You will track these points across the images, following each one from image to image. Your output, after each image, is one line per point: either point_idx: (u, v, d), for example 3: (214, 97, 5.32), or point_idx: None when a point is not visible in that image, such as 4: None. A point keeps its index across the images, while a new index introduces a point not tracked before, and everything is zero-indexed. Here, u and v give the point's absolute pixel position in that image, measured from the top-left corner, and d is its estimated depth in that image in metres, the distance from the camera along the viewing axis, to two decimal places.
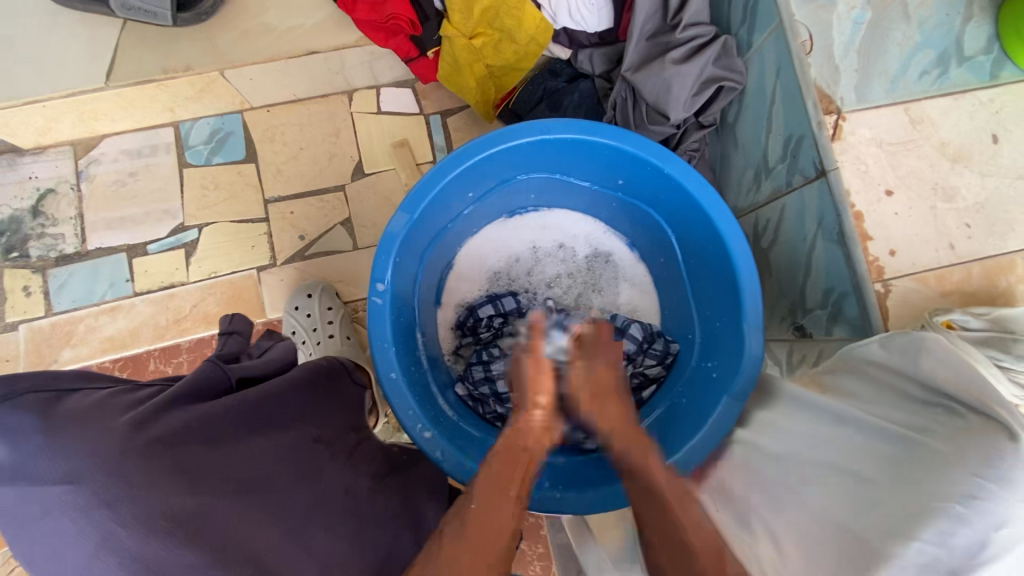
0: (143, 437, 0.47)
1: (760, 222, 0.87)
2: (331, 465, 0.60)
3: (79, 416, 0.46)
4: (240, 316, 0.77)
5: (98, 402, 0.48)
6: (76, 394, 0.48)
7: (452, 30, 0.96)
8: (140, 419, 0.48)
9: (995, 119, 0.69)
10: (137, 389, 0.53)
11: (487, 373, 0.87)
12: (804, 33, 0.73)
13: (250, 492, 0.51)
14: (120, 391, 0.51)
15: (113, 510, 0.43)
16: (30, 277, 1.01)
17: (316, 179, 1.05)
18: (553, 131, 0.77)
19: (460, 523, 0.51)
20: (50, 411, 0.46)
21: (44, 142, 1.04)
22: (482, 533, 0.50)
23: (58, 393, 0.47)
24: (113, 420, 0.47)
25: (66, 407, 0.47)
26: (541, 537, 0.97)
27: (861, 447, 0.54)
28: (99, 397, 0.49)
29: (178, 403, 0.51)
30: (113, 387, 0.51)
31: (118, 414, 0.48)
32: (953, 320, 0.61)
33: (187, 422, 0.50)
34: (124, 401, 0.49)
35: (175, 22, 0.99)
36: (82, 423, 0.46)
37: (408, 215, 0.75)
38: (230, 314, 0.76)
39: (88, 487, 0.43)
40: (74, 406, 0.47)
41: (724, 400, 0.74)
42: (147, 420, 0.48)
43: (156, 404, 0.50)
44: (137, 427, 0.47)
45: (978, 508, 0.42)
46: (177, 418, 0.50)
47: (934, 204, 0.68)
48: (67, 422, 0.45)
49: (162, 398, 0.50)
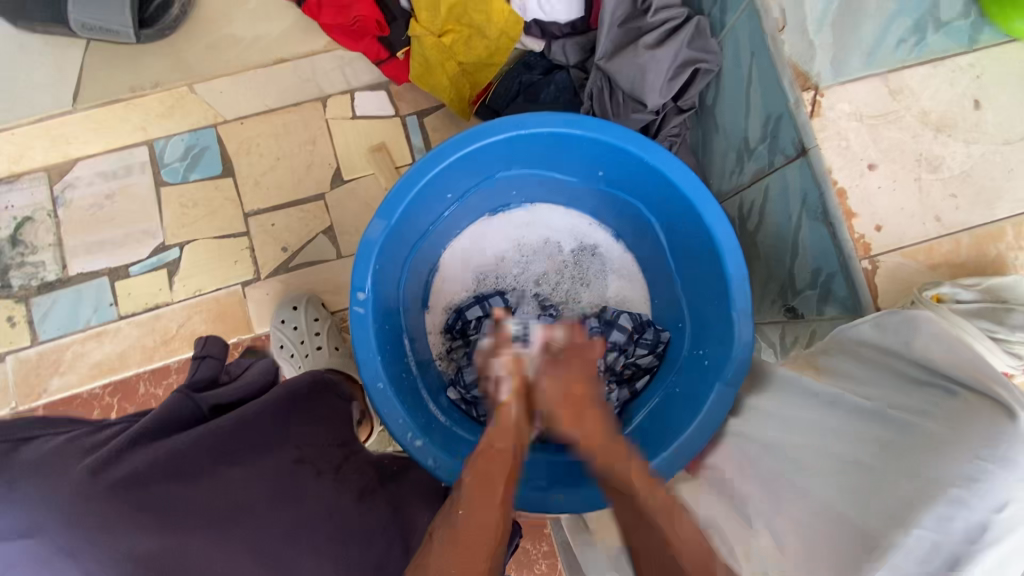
0: (104, 482, 0.45)
1: (745, 204, 0.85)
2: (317, 485, 0.60)
3: (34, 467, 0.43)
4: (214, 337, 0.72)
5: (52, 450, 0.45)
6: (33, 440, 0.45)
7: (420, 29, 0.96)
8: (100, 463, 0.46)
9: (978, 85, 0.67)
10: (97, 430, 0.50)
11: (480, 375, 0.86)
12: (777, 10, 0.71)
13: (229, 524, 0.50)
14: (79, 434, 0.48)
15: (76, 559, 0.42)
16: (14, 307, 1.00)
17: (295, 189, 1.04)
18: (527, 126, 0.76)
19: (449, 532, 0.54)
20: (5, 463, 0.43)
21: (18, 170, 1.02)
22: (468, 549, 0.52)
23: (15, 441, 0.45)
24: (71, 467, 0.44)
25: (21, 459, 0.43)
26: (545, 536, 0.97)
27: (857, 432, 0.53)
28: (58, 441, 0.46)
29: (143, 441, 0.50)
30: (70, 432, 0.49)
31: (78, 458, 0.45)
32: (943, 294, 0.60)
33: (154, 459, 0.49)
34: (86, 443, 0.47)
35: (139, 39, 1.00)
36: (40, 474, 0.43)
37: (385, 221, 0.74)
38: (204, 337, 0.72)
39: (49, 539, 0.42)
40: (29, 455, 0.44)
41: (718, 388, 0.72)
42: (109, 462, 0.46)
43: (116, 446, 0.48)
44: (97, 472, 0.45)
45: (978, 490, 0.42)
46: (143, 456, 0.49)
47: (919, 175, 0.67)
48: (25, 472, 0.43)
49: (126, 438, 0.49)
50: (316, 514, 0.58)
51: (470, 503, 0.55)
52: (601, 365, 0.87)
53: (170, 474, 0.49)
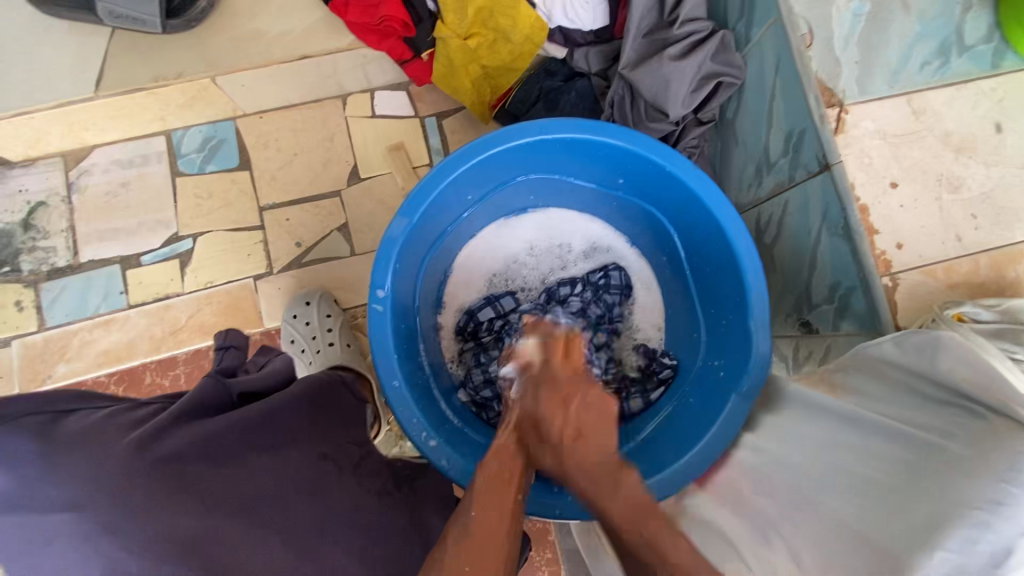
0: (148, 457, 0.46)
1: (763, 217, 0.86)
2: (341, 484, 0.59)
3: (82, 437, 0.45)
4: (236, 331, 0.80)
5: (96, 425, 0.46)
6: (72, 418, 0.47)
7: (446, 30, 0.96)
8: (143, 440, 0.46)
9: (998, 109, 0.68)
10: (135, 408, 0.52)
11: (486, 377, 0.87)
12: (804, 27, 0.71)
13: (259, 511, 0.50)
14: (117, 412, 0.49)
15: (117, 536, 0.42)
16: (22, 291, 0.99)
17: (312, 184, 1.04)
18: (553, 131, 0.76)
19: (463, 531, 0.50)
20: (50, 435, 0.44)
21: (34, 154, 1.02)
22: (477, 556, 0.49)
23: (56, 416, 0.46)
24: (116, 441, 0.45)
25: (67, 429, 0.45)
26: (549, 543, 0.96)
27: (880, 452, 0.53)
28: (95, 419, 0.47)
29: (182, 422, 0.51)
30: (110, 409, 0.50)
31: (120, 435, 0.46)
32: (964, 313, 0.60)
33: (192, 440, 0.50)
34: (124, 421, 0.48)
35: (165, 29, 1.00)
36: (86, 447, 0.44)
37: (407, 219, 0.74)
38: (226, 330, 0.80)
39: (90, 511, 0.42)
40: (72, 430, 0.45)
41: (733, 399, 0.73)
42: (152, 439, 0.47)
43: (158, 424, 0.49)
44: (141, 447, 0.46)
45: (1002, 514, 0.41)
46: (181, 438, 0.49)
47: (940, 195, 0.67)
48: (69, 446, 0.43)
49: (163, 418, 0.49)
50: (341, 509, 0.57)
51: (485, 504, 0.53)
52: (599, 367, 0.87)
53: (206, 456, 0.50)
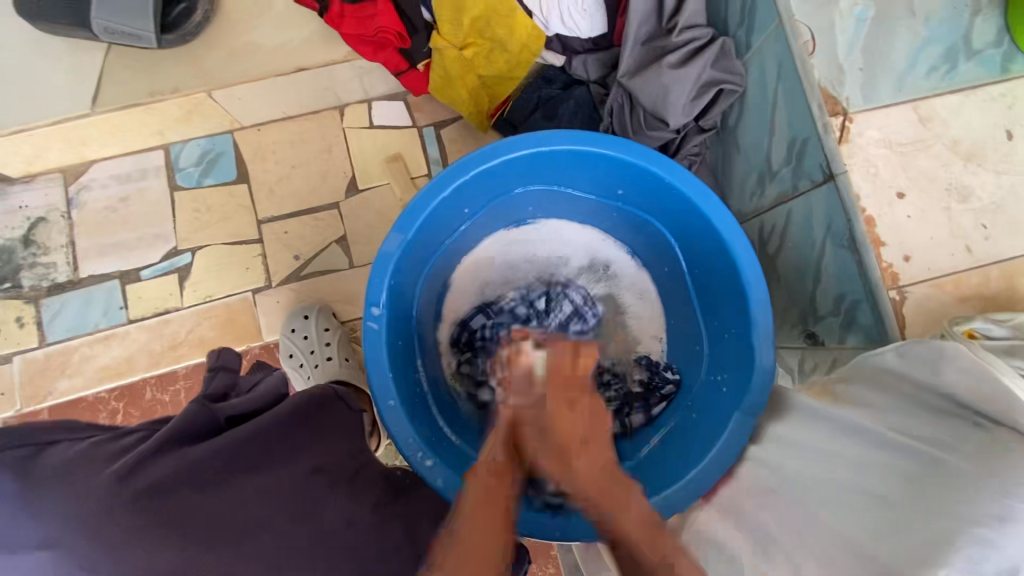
0: (126, 490, 0.45)
1: (766, 227, 0.84)
2: (331, 499, 0.58)
3: (61, 472, 0.45)
4: (228, 349, 0.73)
5: (80, 454, 0.46)
6: (58, 445, 0.46)
7: (442, 42, 0.96)
8: (125, 469, 0.46)
9: (1009, 115, 0.66)
10: (123, 434, 0.51)
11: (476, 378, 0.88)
12: (805, 32, 0.69)
13: (243, 537, 0.50)
14: (103, 440, 0.49)
15: (96, 572, 0.44)
16: (23, 307, 1.00)
17: (310, 197, 1.03)
18: (548, 143, 0.75)
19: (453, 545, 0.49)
20: (30, 470, 0.44)
21: (33, 170, 1.02)
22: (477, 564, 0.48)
23: (41, 445, 0.46)
24: (95, 474, 0.45)
25: (47, 463, 0.45)
26: (551, 558, 0.95)
27: (880, 465, 0.52)
28: (82, 447, 0.47)
29: (167, 448, 0.49)
30: (96, 436, 0.49)
31: (103, 465, 0.46)
32: (974, 329, 0.58)
33: (177, 468, 0.49)
34: (110, 449, 0.48)
35: (160, 44, 0.99)
36: (64, 482, 0.44)
37: (402, 235, 0.73)
38: (218, 349, 0.72)
39: (68, 551, 0.43)
40: (55, 461, 0.45)
41: (736, 417, 0.71)
42: (134, 469, 0.46)
43: (140, 453, 0.48)
44: (122, 477, 0.46)
45: (1008, 532, 0.40)
46: (166, 464, 0.48)
47: (949, 205, 0.65)
48: (48, 481, 0.44)
49: (148, 445, 0.48)
50: (331, 530, 0.56)
51: (475, 517, 0.52)
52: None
53: (190, 483, 0.49)
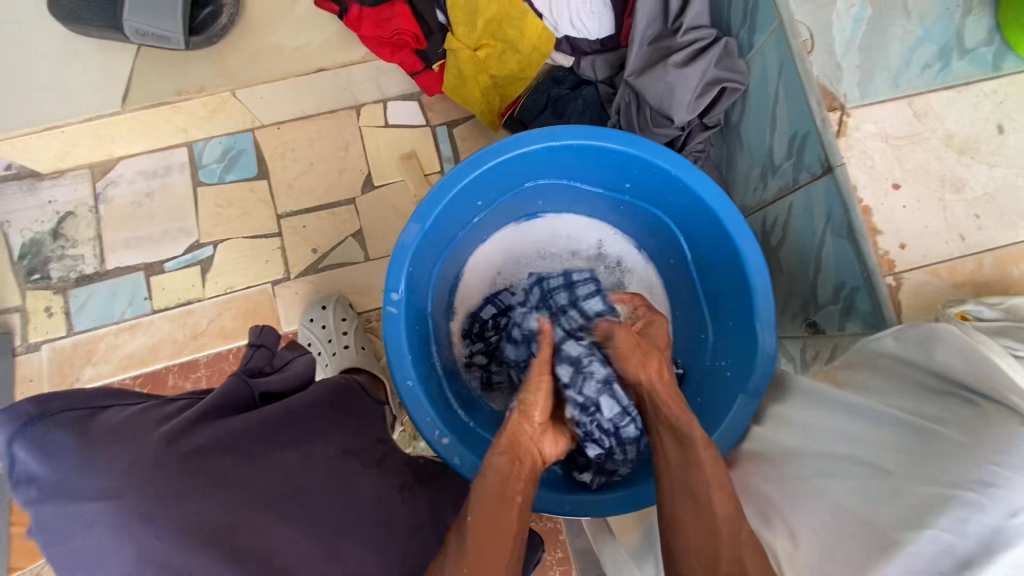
0: (173, 450, 0.48)
1: (768, 220, 0.87)
2: (362, 477, 0.61)
3: (113, 433, 0.47)
4: (269, 328, 0.77)
5: (129, 418, 0.49)
6: (108, 411, 0.49)
7: (457, 43, 1.00)
8: (172, 433, 0.49)
9: (1000, 110, 0.69)
10: (165, 403, 0.54)
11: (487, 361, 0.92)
12: (805, 33, 0.73)
13: (278, 503, 0.52)
14: (150, 407, 0.52)
15: (148, 524, 0.45)
16: (52, 298, 1.04)
17: (327, 193, 1.07)
18: (560, 138, 0.78)
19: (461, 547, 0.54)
20: (87, 429, 0.47)
21: (63, 166, 1.06)
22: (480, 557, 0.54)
23: (93, 411, 0.49)
24: (145, 435, 0.48)
25: (102, 423, 0.48)
26: (560, 542, 0.97)
27: (876, 438, 0.54)
28: (131, 413, 0.50)
29: (206, 418, 0.53)
30: (143, 403, 0.52)
31: (151, 429, 0.49)
32: (967, 312, 0.61)
33: (216, 437, 0.52)
34: (157, 414, 0.51)
35: (187, 46, 1.03)
36: (117, 440, 0.47)
37: (420, 225, 0.76)
38: (259, 327, 0.77)
39: (123, 502, 0.44)
40: (108, 423, 0.48)
41: (740, 399, 0.74)
42: (181, 435, 0.50)
43: (184, 420, 0.51)
44: (168, 440, 0.48)
45: (994, 496, 0.42)
46: (208, 432, 0.52)
47: (943, 196, 0.68)
48: (103, 440, 0.46)
49: (192, 413, 0.52)
50: (356, 501, 0.59)
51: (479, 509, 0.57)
52: (598, 378, 0.76)
53: (228, 451, 0.52)
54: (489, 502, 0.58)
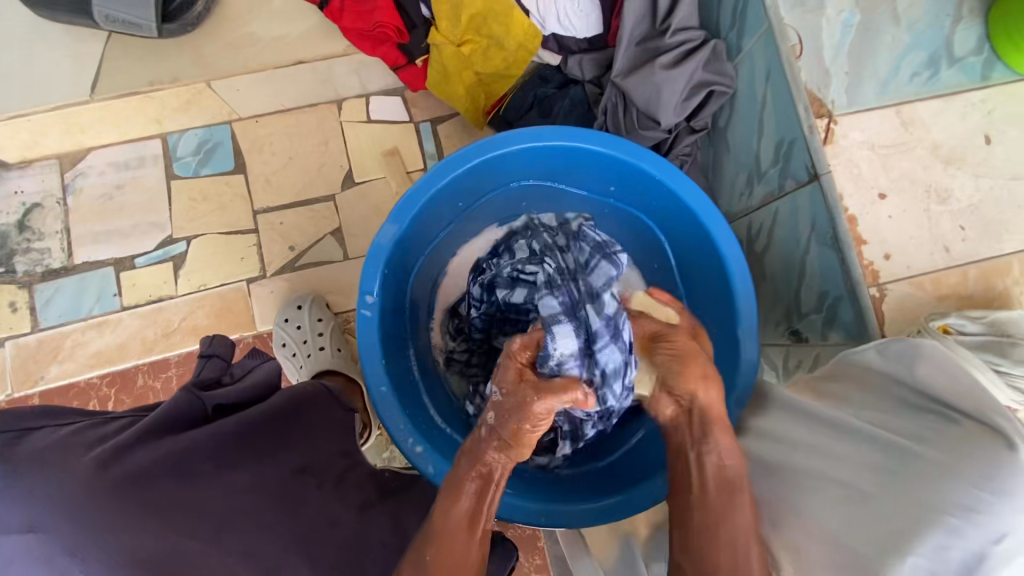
0: (112, 475, 0.45)
1: (753, 226, 0.86)
2: (316, 496, 0.60)
3: (41, 457, 0.44)
4: (221, 337, 0.74)
5: (58, 441, 0.46)
6: (39, 431, 0.46)
7: (440, 38, 0.97)
8: (106, 457, 0.46)
9: (988, 121, 0.68)
10: (103, 423, 0.51)
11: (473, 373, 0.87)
12: (793, 37, 0.71)
13: (228, 529, 0.50)
14: (84, 428, 0.48)
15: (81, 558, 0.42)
16: (16, 292, 1.00)
17: (306, 189, 1.04)
18: (542, 139, 0.76)
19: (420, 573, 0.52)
20: (11, 453, 0.43)
21: (29, 156, 1.02)
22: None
23: (22, 431, 0.45)
24: (77, 460, 0.45)
25: (29, 446, 0.44)
26: (538, 549, 0.96)
27: (854, 456, 0.53)
28: (61, 434, 0.46)
29: (147, 438, 0.50)
30: (77, 423, 0.49)
31: (82, 451, 0.46)
32: (950, 325, 0.60)
33: (158, 459, 0.49)
34: (91, 436, 0.48)
35: (161, 33, 0.98)
36: (48, 464, 0.44)
37: (397, 225, 0.74)
38: (211, 336, 0.74)
39: (53, 534, 0.42)
40: (36, 446, 0.44)
41: (721, 410, 0.73)
42: (115, 458, 0.46)
43: (121, 442, 0.48)
44: (103, 465, 0.45)
45: (976, 520, 0.42)
46: (148, 453, 0.49)
47: (928, 207, 0.67)
48: (28, 466, 0.43)
49: (129, 435, 0.49)
50: (312, 521, 0.58)
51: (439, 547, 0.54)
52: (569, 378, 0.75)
53: (173, 473, 0.49)
54: (448, 524, 0.55)
